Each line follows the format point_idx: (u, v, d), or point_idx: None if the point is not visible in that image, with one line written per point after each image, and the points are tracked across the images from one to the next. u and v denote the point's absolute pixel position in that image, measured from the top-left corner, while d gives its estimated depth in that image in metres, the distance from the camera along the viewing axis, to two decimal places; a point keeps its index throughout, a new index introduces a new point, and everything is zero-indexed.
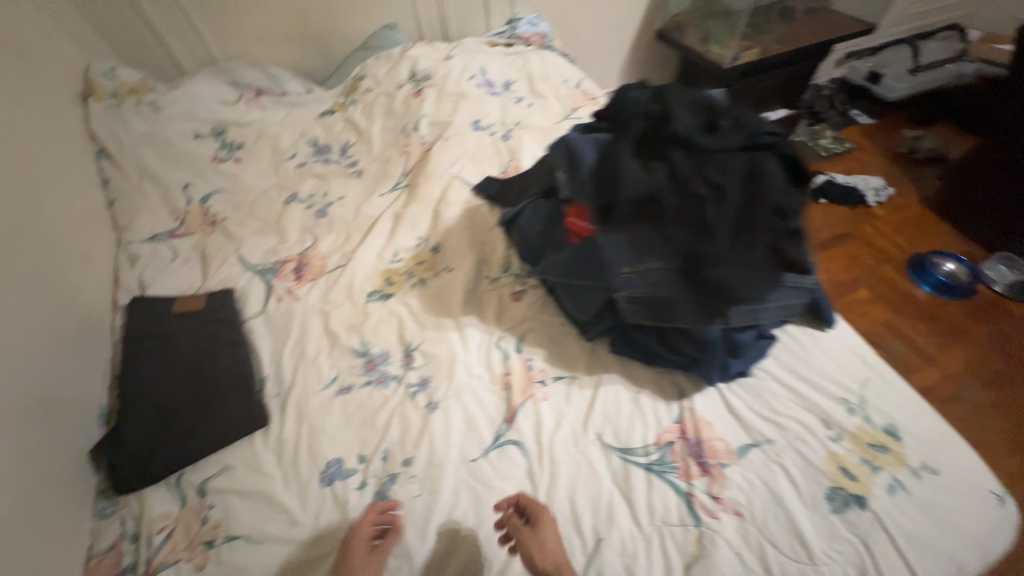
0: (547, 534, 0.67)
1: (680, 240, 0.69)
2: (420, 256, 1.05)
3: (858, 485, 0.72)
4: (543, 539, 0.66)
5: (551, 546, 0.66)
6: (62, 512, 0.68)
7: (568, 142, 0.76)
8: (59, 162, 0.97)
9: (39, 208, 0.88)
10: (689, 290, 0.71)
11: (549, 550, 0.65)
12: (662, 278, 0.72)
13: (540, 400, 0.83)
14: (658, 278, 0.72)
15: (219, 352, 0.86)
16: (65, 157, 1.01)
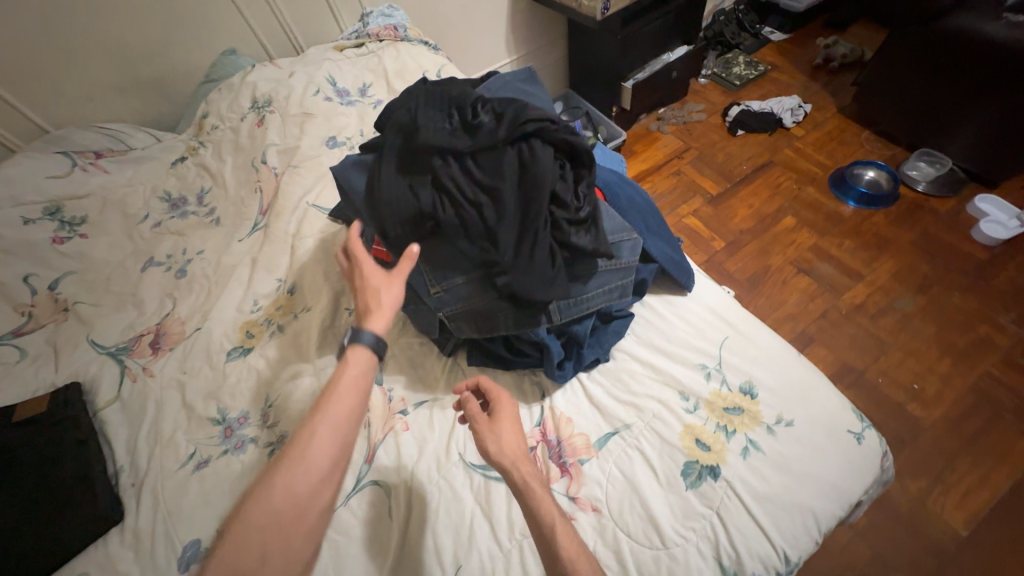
0: (504, 425, 0.69)
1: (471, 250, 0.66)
2: (278, 300, 1.01)
3: (713, 455, 0.70)
4: (500, 435, 0.68)
5: (508, 442, 0.67)
6: None
7: (348, 168, 0.74)
8: None
9: None
10: (501, 298, 0.71)
11: (505, 442, 0.67)
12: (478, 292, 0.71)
13: (401, 431, 0.81)
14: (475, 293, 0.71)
15: (65, 454, 0.82)
16: None
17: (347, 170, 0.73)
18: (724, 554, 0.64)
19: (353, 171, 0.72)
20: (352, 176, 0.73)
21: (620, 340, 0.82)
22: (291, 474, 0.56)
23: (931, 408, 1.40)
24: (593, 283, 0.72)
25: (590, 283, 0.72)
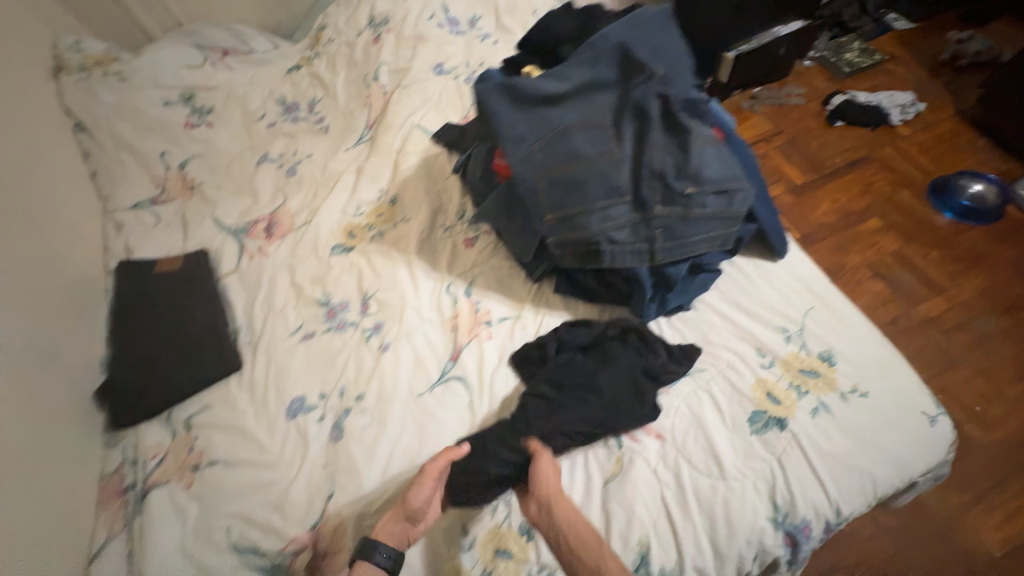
0: (552, 491, 0.66)
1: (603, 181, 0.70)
2: (380, 208, 1.09)
3: (781, 408, 0.74)
4: (562, 511, 0.64)
5: (550, 482, 0.67)
6: (63, 443, 0.77)
7: (495, 92, 0.76)
8: (38, 136, 1.03)
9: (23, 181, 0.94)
10: (622, 227, 0.72)
11: (565, 519, 0.63)
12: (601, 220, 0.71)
13: (485, 339, 0.88)
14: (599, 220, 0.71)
15: (196, 306, 0.94)
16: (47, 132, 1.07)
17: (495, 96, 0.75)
18: (778, 495, 0.68)
19: (502, 99, 0.75)
20: (499, 103, 0.76)
21: (703, 293, 0.85)
22: None
23: (991, 431, 1.36)
24: (701, 228, 0.71)
25: (695, 226, 0.71)
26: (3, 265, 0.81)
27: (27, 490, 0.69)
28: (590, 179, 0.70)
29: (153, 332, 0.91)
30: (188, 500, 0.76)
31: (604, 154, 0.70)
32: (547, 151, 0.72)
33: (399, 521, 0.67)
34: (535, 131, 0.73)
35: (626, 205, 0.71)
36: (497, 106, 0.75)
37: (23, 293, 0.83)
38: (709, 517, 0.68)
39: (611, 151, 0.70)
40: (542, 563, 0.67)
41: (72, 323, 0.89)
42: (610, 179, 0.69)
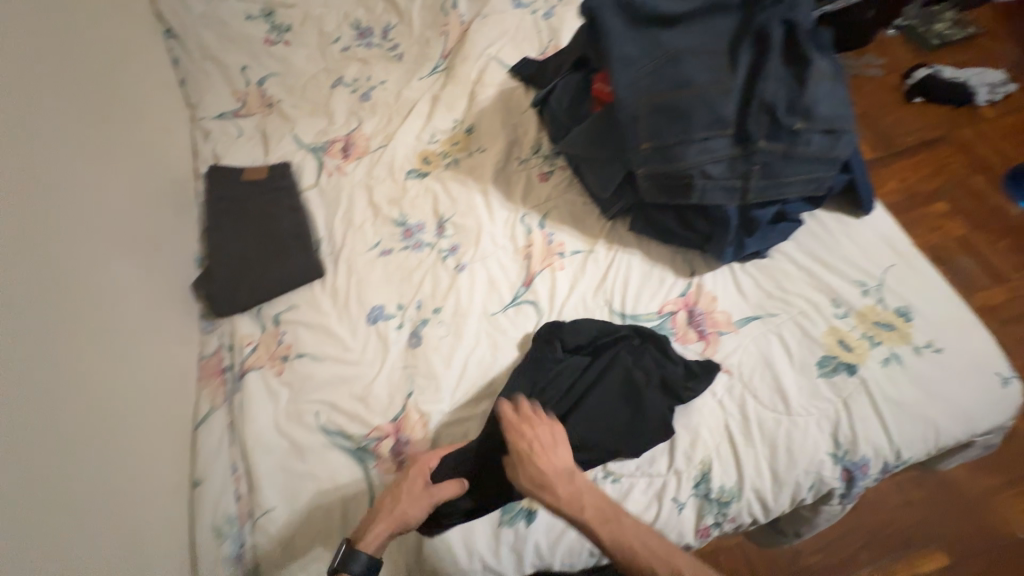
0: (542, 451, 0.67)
1: (708, 112, 0.70)
2: (455, 138, 1.10)
3: (853, 355, 0.75)
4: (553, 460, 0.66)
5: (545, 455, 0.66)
6: (164, 326, 0.84)
7: (613, 10, 0.76)
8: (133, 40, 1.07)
9: (119, 84, 0.98)
10: (719, 161, 0.72)
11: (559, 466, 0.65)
12: (697, 152, 0.71)
13: (557, 269, 0.90)
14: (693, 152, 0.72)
15: (281, 215, 0.99)
16: (140, 38, 1.11)
17: (612, 13, 0.76)
18: (841, 433, 0.71)
19: (618, 17, 0.76)
20: (615, 21, 0.76)
21: (782, 242, 0.85)
22: None
23: None
24: (800, 168, 0.71)
25: (794, 166, 0.71)
26: (109, 160, 0.86)
27: (144, 358, 0.78)
28: (696, 107, 0.70)
29: (243, 235, 0.97)
30: (280, 385, 0.83)
31: (715, 82, 0.69)
32: (655, 76, 0.72)
33: (386, 531, 0.64)
34: (646, 54, 0.73)
35: (727, 138, 0.71)
36: (612, 25, 0.76)
37: (129, 185, 0.89)
38: (771, 446, 0.71)
39: (723, 79, 0.69)
40: (608, 471, 0.72)
41: (172, 219, 0.96)
42: (717, 109, 0.69)
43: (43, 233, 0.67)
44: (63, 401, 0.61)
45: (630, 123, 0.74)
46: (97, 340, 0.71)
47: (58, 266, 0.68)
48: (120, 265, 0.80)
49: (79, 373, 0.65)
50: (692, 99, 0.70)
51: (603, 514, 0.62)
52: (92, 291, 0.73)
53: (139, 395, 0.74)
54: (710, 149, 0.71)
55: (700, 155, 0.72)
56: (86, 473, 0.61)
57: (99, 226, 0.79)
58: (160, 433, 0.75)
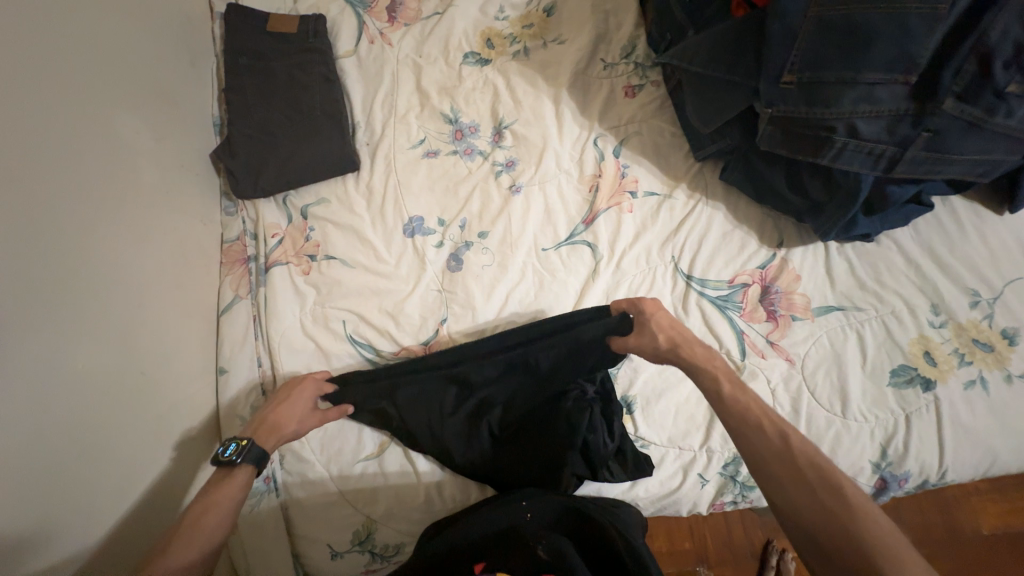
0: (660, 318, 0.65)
1: (894, 47, 0.54)
2: (529, 18, 0.88)
3: (935, 371, 0.68)
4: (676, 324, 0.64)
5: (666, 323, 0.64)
6: (185, 203, 0.75)
7: None
8: None
9: None
10: (878, 115, 0.57)
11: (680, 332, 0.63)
12: (854, 99, 0.57)
13: (625, 210, 0.78)
14: (850, 98, 0.57)
15: (313, 87, 0.84)
16: None
17: None
18: (892, 446, 0.67)
19: None
20: None
21: (899, 227, 0.72)
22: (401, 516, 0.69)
23: None
24: (978, 144, 0.57)
25: (973, 141, 0.57)
26: None
27: (166, 234, 0.71)
28: (880, 37, 0.54)
29: (269, 105, 0.83)
30: (307, 286, 0.77)
31: (927, 3, 0.52)
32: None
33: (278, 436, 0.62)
34: None
35: (904, 87, 0.56)
36: None
37: (135, 18, 0.72)
38: (814, 444, 0.68)
39: (938, 1, 0.51)
40: (637, 436, 0.70)
41: (188, 72, 0.81)
42: (907, 44, 0.53)
43: (35, 74, 0.55)
44: (75, 276, 0.56)
45: (779, 42, 0.59)
46: (113, 212, 0.63)
47: (58, 116, 0.57)
48: (135, 121, 0.69)
49: (93, 245, 0.59)
50: (877, 25, 0.54)
51: (737, 384, 0.55)
52: (102, 154, 0.63)
53: (162, 277, 0.69)
54: (873, 98, 0.56)
55: (857, 104, 0.57)
56: (109, 352, 0.59)
57: (103, 71, 0.65)
58: (185, 315, 0.72)
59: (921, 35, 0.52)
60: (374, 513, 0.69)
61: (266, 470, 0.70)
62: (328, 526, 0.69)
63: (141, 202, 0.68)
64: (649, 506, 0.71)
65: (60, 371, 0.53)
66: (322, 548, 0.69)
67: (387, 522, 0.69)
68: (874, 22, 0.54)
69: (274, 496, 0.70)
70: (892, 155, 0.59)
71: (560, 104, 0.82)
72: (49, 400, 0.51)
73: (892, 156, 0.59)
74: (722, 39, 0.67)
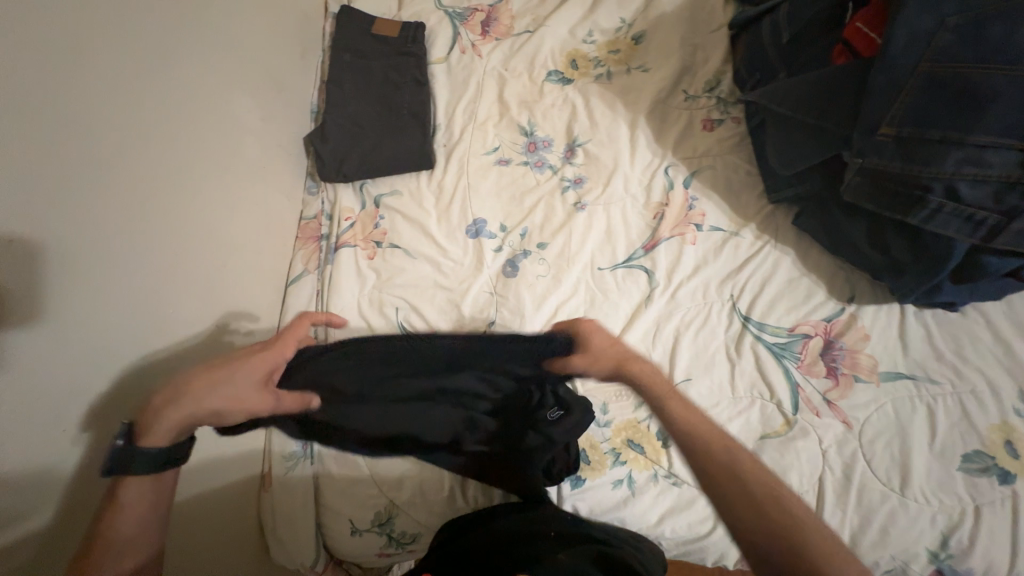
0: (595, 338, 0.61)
1: (1014, 112, 0.51)
2: (617, 44, 0.90)
3: (1016, 463, 0.62)
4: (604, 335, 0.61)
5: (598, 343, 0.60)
6: (274, 179, 0.82)
7: None
8: None
9: None
10: (984, 182, 0.54)
11: (599, 346, 0.60)
12: (959, 162, 0.54)
13: (689, 242, 0.77)
14: (955, 161, 0.54)
15: (404, 88, 0.90)
16: None
17: None
18: (954, 536, 0.61)
19: None
20: None
21: (990, 300, 0.67)
22: (421, 507, 0.70)
23: None
24: None
25: None
26: None
27: (254, 205, 0.77)
28: (999, 102, 0.51)
29: (362, 100, 0.90)
30: (369, 269, 0.81)
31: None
32: (967, 38, 0.52)
33: (175, 431, 0.49)
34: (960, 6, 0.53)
35: (1020, 153, 0.51)
36: None
37: (260, 11, 0.81)
38: (864, 517, 0.63)
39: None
40: (670, 471, 0.68)
41: (296, 62, 0.89)
42: None
43: (172, 53, 0.63)
44: (177, 233, 0.62)
45: (878, 95, 0.58)
46: (215, 180, 0.69)
47: (182, 89, 0.65)
48: (244, 100, 0.76)
49: (193, 205, 0.65)
50: (997, 89, 0.51)
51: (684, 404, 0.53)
52: (215, 128, 0.70)
53: (244, 243, 0.75)
54: (982, 163, 0.53)
55: (962, 168, 0.54)
56: (190, 304, 0.64)
57: (228, 58, 0.73)
58: (257, 280, 0.77)
59: None
60: (398, 498, 0.70)
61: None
62: (352, 502, 0.71)
63: (239, 174, 0.74)
64: (672, 548, 0.68)
65: (150, 314, 0.58)
66: (345, 523, 0.71)
67: (408, 509, 0.70)
68: (994, 86, 0.51)
69: (308, 463, 0.72)
70: (998, 225, 0.55)
71: (635, 131, 0.83)
72: (135, 336, 0.56)
73: (999, 226, 0.55)
74: (819, 84, 0.65)
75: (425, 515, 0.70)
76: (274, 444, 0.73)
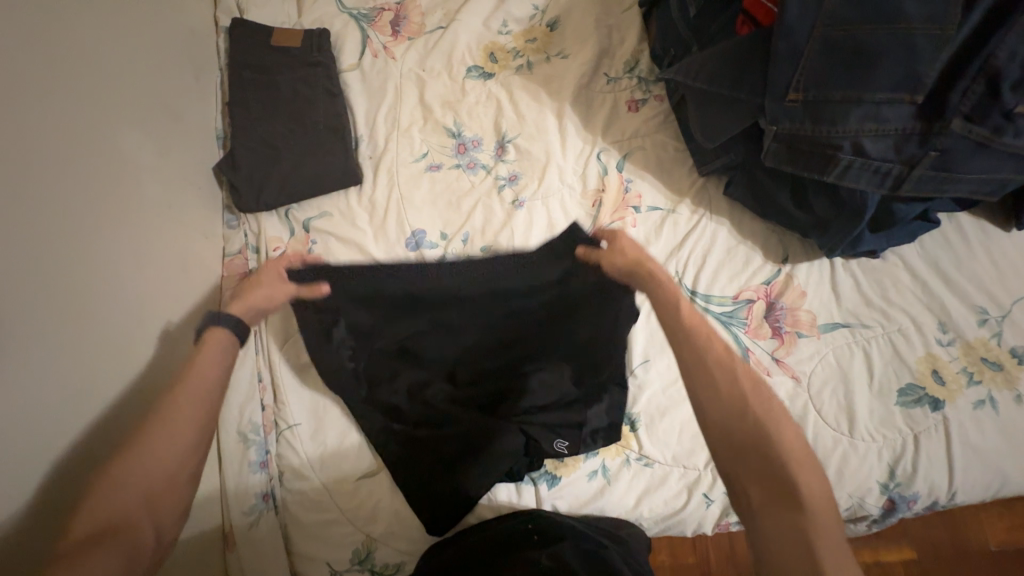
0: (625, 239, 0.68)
1: (901, 68, 0.54)
2: (533, 32, 0.88)
3: (943, 390, 0.67)
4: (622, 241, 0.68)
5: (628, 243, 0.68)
6: (184, 217, 0.75)
7: None
8: None
9: None
10: (884, 135, 0.57)
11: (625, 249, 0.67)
12: (861, 119, 0.57)
13: (630, 225, 0.77)
14: (858, 117, 0.57)
15: (318, 102, 0.84)
16: None
17: None
18: (900, 466, 0.66)
19: None
20: None
21: (905, 244, 0.72)
22: (400, 537, 0.68)
23: None
24: (987, 164, 0.56)
25: (980, 161, 0.56)
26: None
27: (166, 249, 0.70)
28: (887, 59, 0.54)
29: (272, 119, 0.83)
30: None
31: (934, 24, 0.51)
32: (850, 1, 0.54)
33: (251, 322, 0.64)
34: None
35: (910, 107, 0.55)
36: None
37: (138, 34, 0.73)
38: (821, 464, 0.67)
39: (945, 22, 0.51)
40: (641, 453, 0.69)
41: (191, 86, 0.81)
42: (914, 66, 0.53)
43: (40, 93, 0.55)
44: (79, 296, 0.56)
45: (782, 61, 0.59)
46: (116, 229, 0.62)
47: (61, 133, 0.57)
48: (136, 136, 0.69)
49: (94, 260, 0.58)
50: (884, 47, 0.54)
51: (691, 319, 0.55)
52: (105, 172, 0.62)
53: (161, 292, 0.68)
54: (881, 117, 0.56)
55: (864, 124, 0.57)
56: (106, 374, 0.58)
57: (110, 90, 0.66)
58: (183, 330, 0.70)
59: (928, 56, 0.52)
60: (375, 531, 0.68)
61: (265, 488, 0.69)
62: (328, 545, 0.68)
63: (143, 218, 0.67)
64: (653, 526, 0.69)
65: (61, 392, 0.52)
66: (321, 569, 0.68)
67: (387, 540, 0.68)
68: (881, 44, 0.54)
69: (272, 514, 0.69)
70: (901, 174, 0.58)
71: (564, 120, 0.82)
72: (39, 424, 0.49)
73: (902, 175, 0.58)
74: (728, 55, 0.67)
75: (406, 544, 0.68)
76: (230, 503, 0.67)
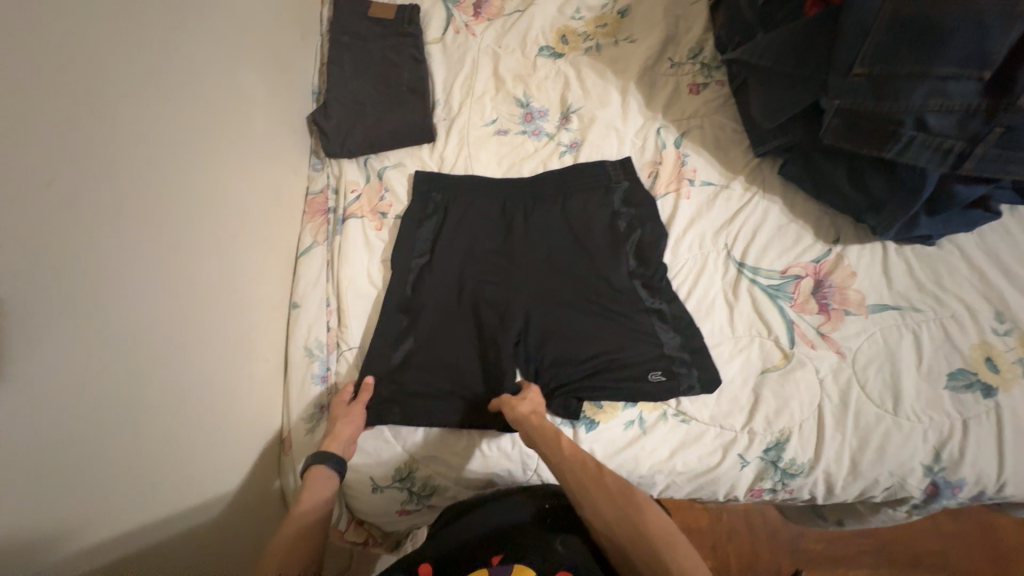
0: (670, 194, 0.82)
1: (971, 44, 0.55)
2: (604, 18, 0.95)
3: (997, 378, 0.66)
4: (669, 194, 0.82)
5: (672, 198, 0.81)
6: (278, 153, 0.83)
7: None
8: None
9: None
10: (947, 112, 0.60)
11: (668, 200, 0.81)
12: (925, 94, 0.60)
13: (684, 196, 0.81)
14: (922, 93, 0.60)
15: (403, 67, 0.93)
16: None
17: None
18: (946, 449, 0.65)
19: None
20: None
21: (962, 233, 0.73)
22: (441, 461, 0.72)
23: None
24: None
25: None
26: None
27: (264, 177, 0.78)
28: (955, 36, 0.55)
29: (361, 80, 0.93)
30: (377, 238, 0.84)
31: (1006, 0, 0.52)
32: None
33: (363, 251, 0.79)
34: None
35: (978, 83, 0.57)
36: None
37: None
38: (862, 440, 0.67)
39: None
40: (679, 409, 0.71)
41: (296, 45, 0.92)
42: (983, 42, 0.54)
43: (189, 24, 0.65)
44: (202, 197, 0.64)
45: (848, 40, 0.64)
46: (232, 149, 0.71)
47: (200, 60, 0.66)
48: (252, 77, 0.78)
49: (214, 171, 0.67)
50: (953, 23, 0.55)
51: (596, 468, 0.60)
52: (228, 101, 0.72)
53: (258, 213, 0.76)
54: (946, 93, 0.59)
55: (927, 100, 0.60)
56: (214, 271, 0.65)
57: (237, 35, 0.76)
58: (269, 251, 0.78)
59: (997, 34, 0.53)
60: (417, 452, 0.72)
61: (322, 400, 0.74)
62: (372, 460, 0.72)
63: (252, 146, 0.76)
64: (685, 484, 0.70)
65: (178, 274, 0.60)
66: (365, 482, 0.71)
67: (428, 463, 0.72)
68: (950, 21, 0.55)
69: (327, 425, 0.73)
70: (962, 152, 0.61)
71: (627, 96, 0.88)
72: None
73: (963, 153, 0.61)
74: (794, 37, 0.71)
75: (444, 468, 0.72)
76: (292, 410, 0.73)
